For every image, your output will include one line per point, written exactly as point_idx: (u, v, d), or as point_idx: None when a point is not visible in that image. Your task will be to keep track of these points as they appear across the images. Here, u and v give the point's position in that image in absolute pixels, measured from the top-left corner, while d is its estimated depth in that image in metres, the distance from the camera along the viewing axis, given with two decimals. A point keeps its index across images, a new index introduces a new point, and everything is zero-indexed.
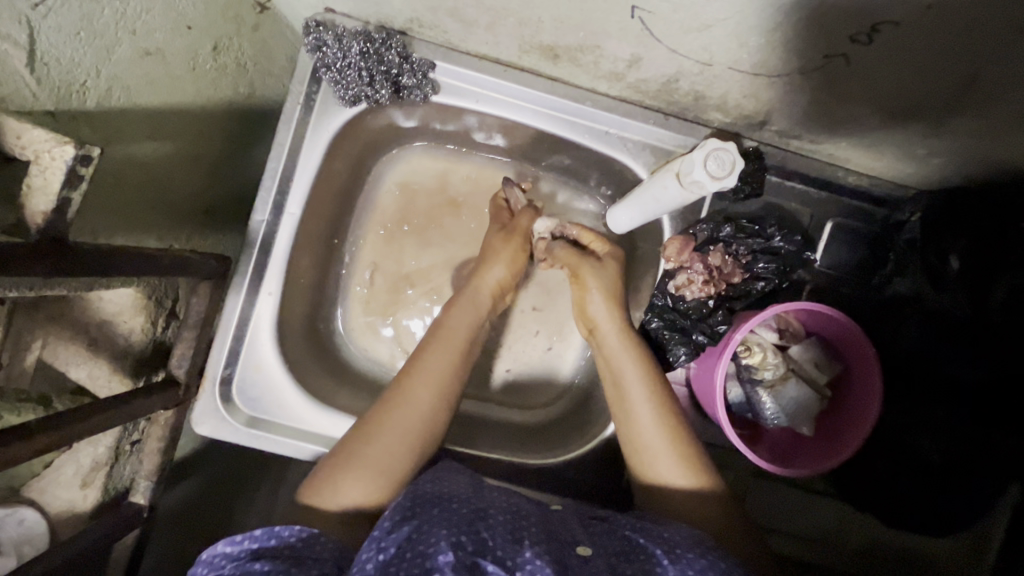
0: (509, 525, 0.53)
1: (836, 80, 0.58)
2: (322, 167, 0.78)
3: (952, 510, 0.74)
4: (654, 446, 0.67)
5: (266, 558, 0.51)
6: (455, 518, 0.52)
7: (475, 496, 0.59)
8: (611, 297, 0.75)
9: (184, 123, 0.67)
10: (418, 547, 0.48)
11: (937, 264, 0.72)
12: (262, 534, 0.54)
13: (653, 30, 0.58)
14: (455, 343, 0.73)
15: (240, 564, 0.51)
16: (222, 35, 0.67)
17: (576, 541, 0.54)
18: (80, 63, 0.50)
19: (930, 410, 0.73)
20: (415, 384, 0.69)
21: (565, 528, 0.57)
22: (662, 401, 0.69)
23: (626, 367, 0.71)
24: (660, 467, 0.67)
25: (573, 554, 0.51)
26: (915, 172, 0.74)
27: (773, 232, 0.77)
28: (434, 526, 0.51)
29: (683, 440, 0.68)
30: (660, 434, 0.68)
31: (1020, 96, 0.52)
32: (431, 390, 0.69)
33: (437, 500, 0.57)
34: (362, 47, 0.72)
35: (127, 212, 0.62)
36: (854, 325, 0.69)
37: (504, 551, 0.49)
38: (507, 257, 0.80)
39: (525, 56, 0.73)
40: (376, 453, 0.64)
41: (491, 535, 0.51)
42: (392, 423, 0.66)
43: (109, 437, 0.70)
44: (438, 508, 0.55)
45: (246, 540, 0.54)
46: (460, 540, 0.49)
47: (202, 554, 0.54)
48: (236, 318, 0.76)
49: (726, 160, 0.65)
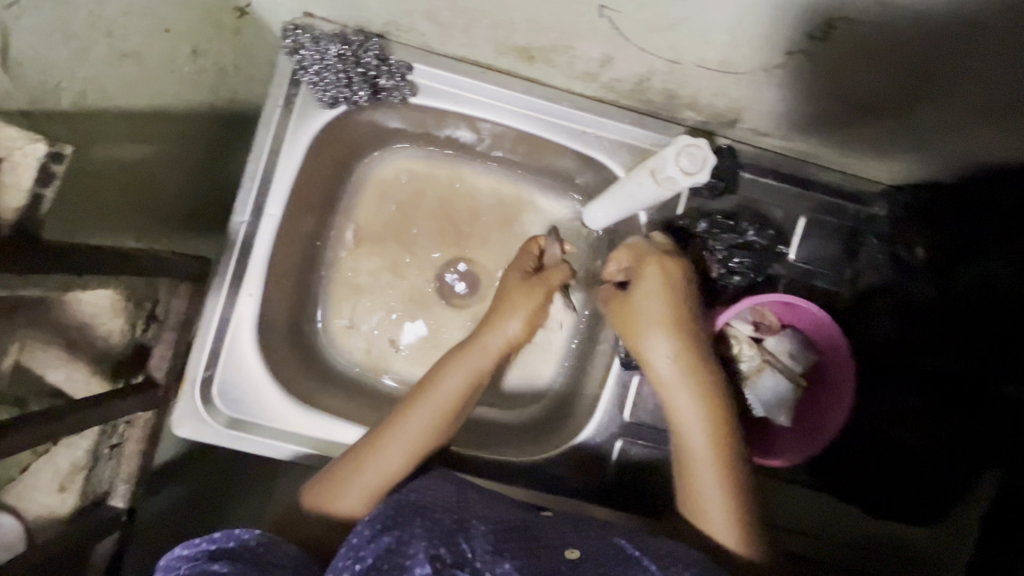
0: (489, 535, 0.54)
1: (800, 77, 0.60)
2: (302, 169, 0.78)
3: (928, 494, 0.77)
4: (705, 495, 0.63)
5: (225, 560, 0.51)
6: (437, 528, 0.53)
7: (459, 504, 0.59)
8: (678, 330, 0.65)
9: (161, 126, 0.67)
10: (396, 559, 0.49)
11: (904, 254, 0.77)
12: (222, 536, 0.53)
13: (622, 29, 0.59)
14: (441, 399, 0.68)
15: (196, 566, 0.50)
16: (201, 39, 0.68)
17: (563, 543, 0.56)
18: (53, 64, 0.50)
19: (906, 399, 0.75)
20: (404, 428, 0.66)
21: (551, 531, 0.58)
22: (717, 447, 0.63)
23: (679, 405, 0.65)
24: (711, 518, 0.63)
25: (560, 557, 0.53)
26: (881, 165, 0.76)
27: (746, 227, 0.78)
28: (413, 536, 0.52)
29: (732, 486, 0.63)
30: (715, 487, 0.63)
31: (972, 81, 0.54)
32: (419, 436, 0.66)
33: (421, 509, 0.57)
34: (340, 49, 0.73)
35: (106, 213, 0.62)
36: (824, 317, 0.72)
37: (481, 562, 0.50)
38: (524, 310, 0.75)
39: (502, 58, 0.74)
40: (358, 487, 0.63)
41: (470, 547, 0.52)
42: (371, 466, 0.64)
43: (87, 440, 0.70)
44: (419, 517, 0.55)
45: (203, 542, 0.53)
46: (438, 551, 0.50)
47: (159, 557, 0.52)
48: (217, 320, 0.76)
49: (698, 156, 0.65)
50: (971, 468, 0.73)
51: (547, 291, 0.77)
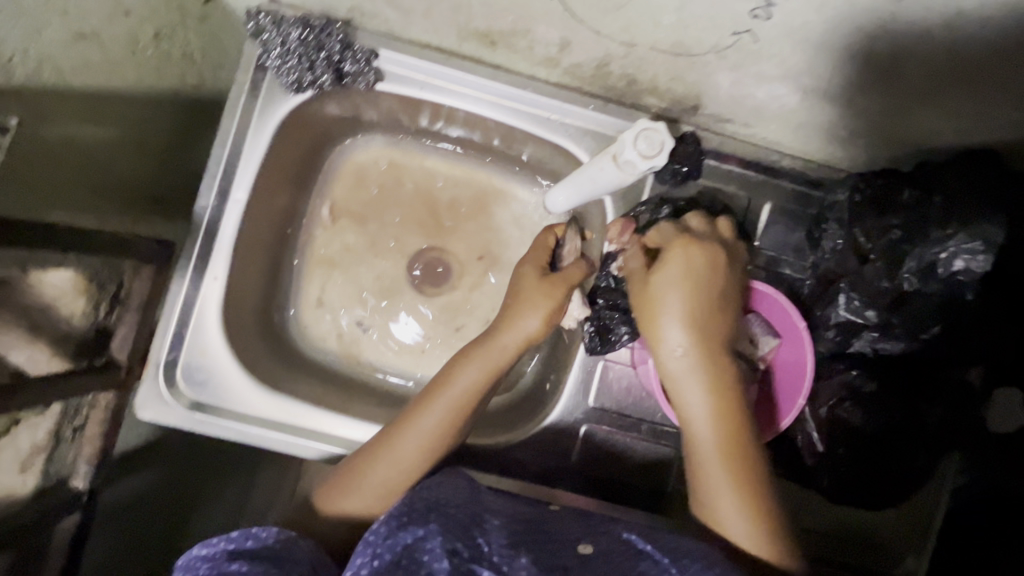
0: (504, 528, 0.56)
1: (752, 59, 0.61)
2: (269, 154, 0.79)
3: (888, 479, 0.77)
4: (720, 495, 0.62)
5: (244, 559, 0.52)
6: (452, 523, 0.55)
7: (471, 498, 0.60)
8: (694, 325, 0.64)
9: (121, 109, 0.67)
10: (414, 555, 0.52)
11: (861, 241, 0.74)
12: (239, 535, 0.54)
13: (575, 11, 0.60)
14: (454, 396, 0.67)
15: (218, 566, 0.52)
16: (163, 23, 0.69)
17: (573, 537, 0.57)
18: (4, 39, 0.51)
19: (862, 384, 0.75)
20: (416, 426, 0.66)
21: (560, 523, 0.60)
22: (731, 446, 0.63)
23: (694, 401, 0.64)
24: (726, 520, 0.61)
25: (575, 552, 0.55)
26: (842, 152, 0.77)
27: (708, 212, 0.79)
28: (432, 531, 0.53)
29: (748, 485, 0.62)
30: (727, 483, 0.62)
31: (917, 56, 0.55)
32: (429, 435, 0.66)
33: (435, 504, 0.58)
34: (301, 34, 0.73)
35: (63, 192, 0.63)
36: (785, 301, 0.75)
37: (498, 556, 0.52)
38: (541, 305, 0.71)
39: (465, 44, 0.75)
40: (371, 481, 0.65)
41: (486, 540, 0.54)
42: (383, 463, 0.65)
43: (48, 420, 0.71)
44: (434, 512, 0.56)
45: (221, 541, 0.54)
46: (455, 546, 0.52)
47: (180, 557, 0.54)
48: (181, 303, 0.76)
49: (656, 139, 0.68)
50: (933, 446, 0.75)
51: (568, 287, 0.73)
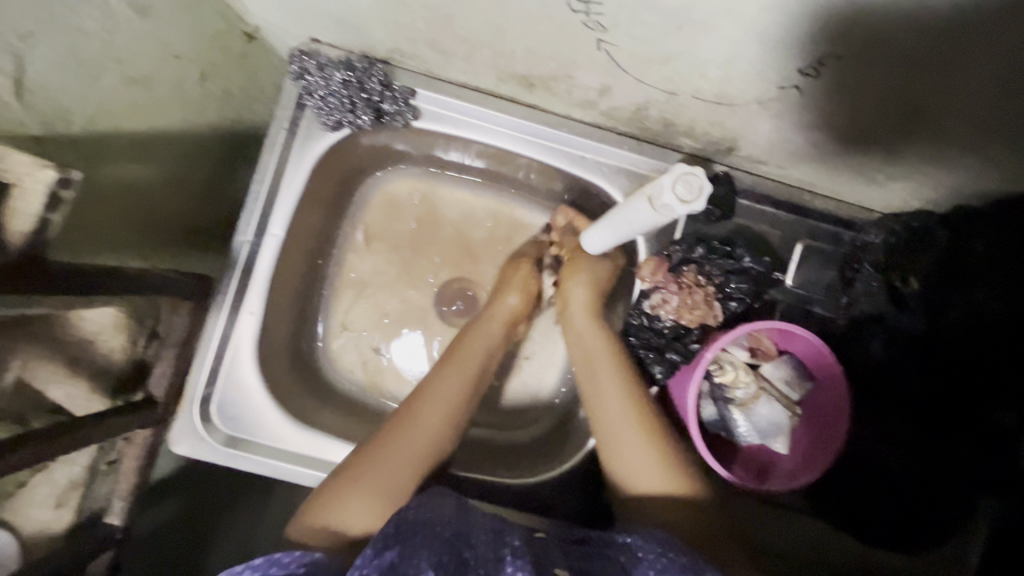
0: (493, 542, 0.51)
1: (794, 109, 0.61)
2: (305, 190, 0.80)
3: (920, 520, 0.76)
4: (635, 459, 0.67)
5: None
6: (438, 540, 0.50)
7: (460, 514, 0.55)
8: (593, 316, 0.78)
9: (167, 148, 0.68)
10: (398, 574, 0.46)
11: (898, 284, 0.74)
12: (263, 561, 0.49)
13: (619, 62, 0.60)
14: (470, 364, 0.73)
15: None
16: (209, 64, 0.70)
17: (556, 557, 0.52)
18: (65, 91, 0.52)
19: (895, 426, 0.75)
20: (429, 399, 0.67)
21: (552, 547, 0.54)
22: (643, 416, 0.69)
23: (604, 379, 0.72)
24: (642, 479, 0.66)
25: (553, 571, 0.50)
26: (877, 196, 0.77)
27: (743, 253, 0.79)
28: (417, 549, 0.49)
29: (663, 450, 0.67)
30: (648, 451, 0.67)
31: (961, 120, 0.55)
32: (443, 415, 0.67)
33: (419, 524, 0.53)
34: (344, 75, 0.74)
35: (110, 233, 0.63)
36: (823, 346, 0.71)
37: (485, 569, 0.47)
38: (518, 285, 0.82)
39: (503, 85, 0.76)
40: (382, 455, 0.61)
41: (473, 553, 0.49)
42: (400, 440, 0.63)
43: (85, 456, 0.71)
44: (419, 532, 0.51)
45: (246, 569, 0.49)
46: (442, 560, 0.47)
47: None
48: (218, 337, 0.76)
49: (695, 184, 0.64)
50: (960, 489, 0.74)
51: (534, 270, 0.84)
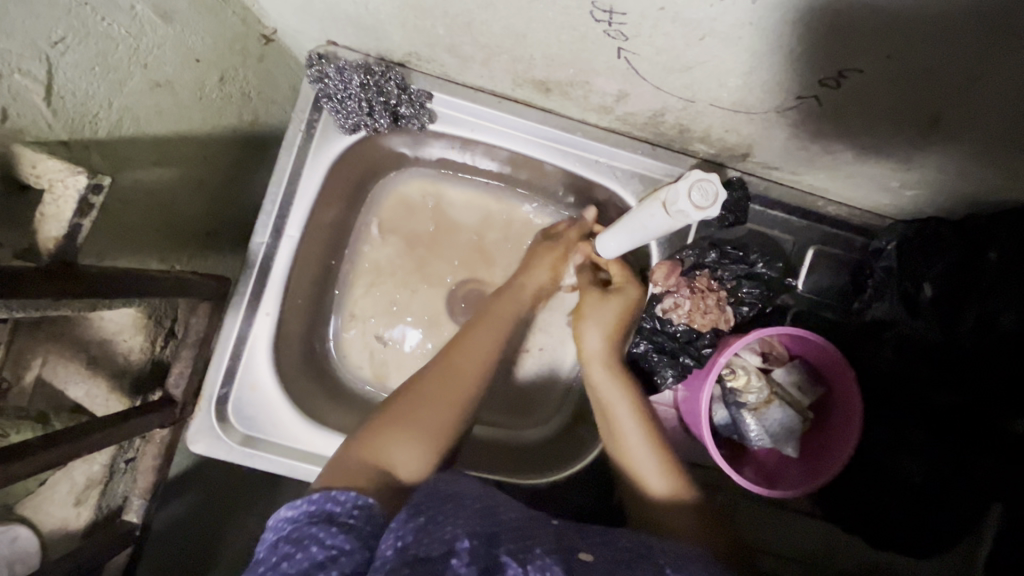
0: (521, 522, 0.54)
1: (811, 118, 0.62)
2: (321, 192, 0.80)
3: (940, 527, 0.76)
4: (643, 467, 0.71)
5: (322, 526, 0.48)
6: (470, 513, 0.52)
7: (486, 494, 0.59)
8: (609, 333, 0.77)
9: (187, 150, 0.69)
10: (436, 534, 0.47)
11: (912, 291, 0.75)
12: (321, 498, 0.51)
13: (638, 69, 0.61)
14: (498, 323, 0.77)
15: (302, 528, 0.48)
16: (228, 66, 0.70)
17: (580, 543, 0.54)
18: (93, 96, 0.53)
19: (909, 431, 0.76)
20: (467, 351, 0.71)
21: (575, 536, 0.56)
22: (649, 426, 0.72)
23: (614, 396, 0.74)
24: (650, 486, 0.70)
25: (577, 557, 0.50)
26: (890, 202, 0.77)
27: (756, 259, 0.80)
28: (450, 518, 0.51)
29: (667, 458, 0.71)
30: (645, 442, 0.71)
31: (978, 132, 0.56)
32: (479, 364, 0.71)
33: (450, 498, 0.56)
34: (362, 79, 0.75)
35: (131, 233, 0.64)
36: (836, 351, 0.72)
37: (515, 544, 0.49)
38: (549, 264, 0.85)
39: (519, 89, 0.76)
40: (421, 416, 0.64)
41: (502, 528, 0.51)
42: (438, 404, 0.65)
43: (104, 454, 0.72)
44: (450, 504, 0.54)
45: (304, 504, 0.51)
46: (474, 530, 0.49)
47: (267, 520, 0.51)
48: (234, 338, 0.77)
49: (710, 190, 0.63)
50: (969, 498, 0.74)
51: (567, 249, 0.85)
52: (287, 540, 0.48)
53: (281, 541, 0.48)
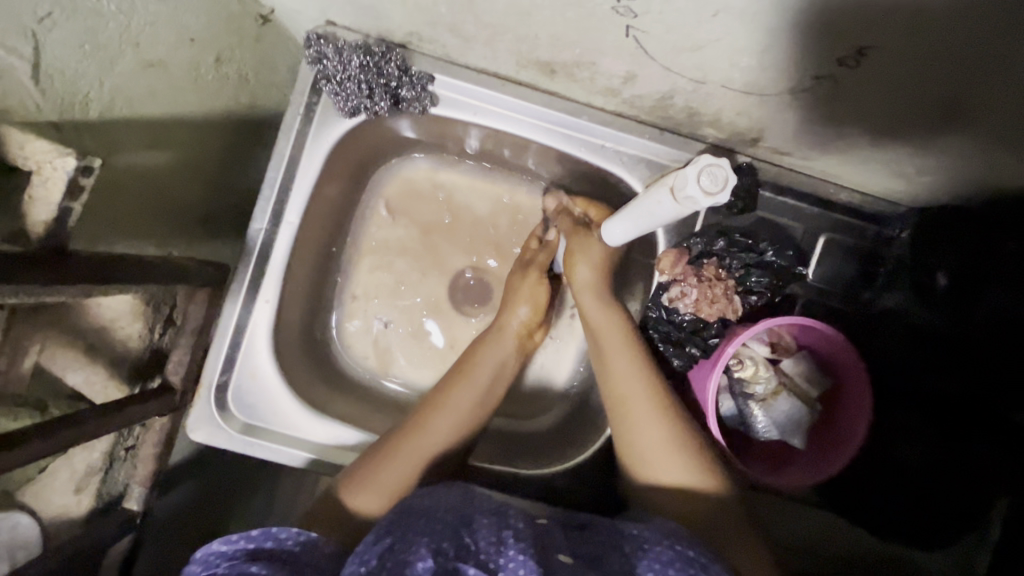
0: (494, 525, 0.50)
1: (825, 101, 0.59)
2: (321, 177, 0.79)
3: (942, 521, 0.75)
4: (645, 426, 0.68)
5: (262, 562, 0.49)
6: (439, 525, 0.50)
7: (463, 500, 0.55)
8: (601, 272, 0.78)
9: (182, 133, 0.67)
10: (399, 556, 0.46)
11: (926, 281, 0.74)
12: (259, 535, 0.51)
13: (647, 48, 0.59)
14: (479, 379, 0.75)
15: (235, 566, 0.48)
16: (224, 46, 0.68)
17: (558, 545, 0.51)
18: (84, 75, 0.51)
19: (915, 424, 0.75)
20: (438, 415, 0.71)
21: (552, 535, 0.53)
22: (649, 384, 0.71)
23: (610, 346, 0.74)
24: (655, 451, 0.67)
25: (555, 561, 0.49)
26: (905, 190, 0.75)
27: (765, 247, 0.78)
28: (415, 535, 0.49)
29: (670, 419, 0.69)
30: (658, 426, 0.67)
31: (1001, 116, 0.53)
32: (449, 424, 0.71)
33: (423, 510, 0.53)
34: (362, 60, 0.73)
35: (126, 218, 0.63)
36: (842, 339, 0.70)
37: (486, 554, 0.47)
38: (528, 297, 0.81)
39: (523, 71, 0.74)
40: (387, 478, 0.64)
41: (474, 539, 0.48)
42: (444, 416, 0.71)
43: (104, 442, 0.71)
44: (422, 518, 0.52)
45: (241, 540, 0.51)
46: (439, 546, 0.47)
47: (195, 552, 0.51)
48: (233, 325, 0.76)
49: (720, 176, 0.61)
50: (972, 493, 0.73)
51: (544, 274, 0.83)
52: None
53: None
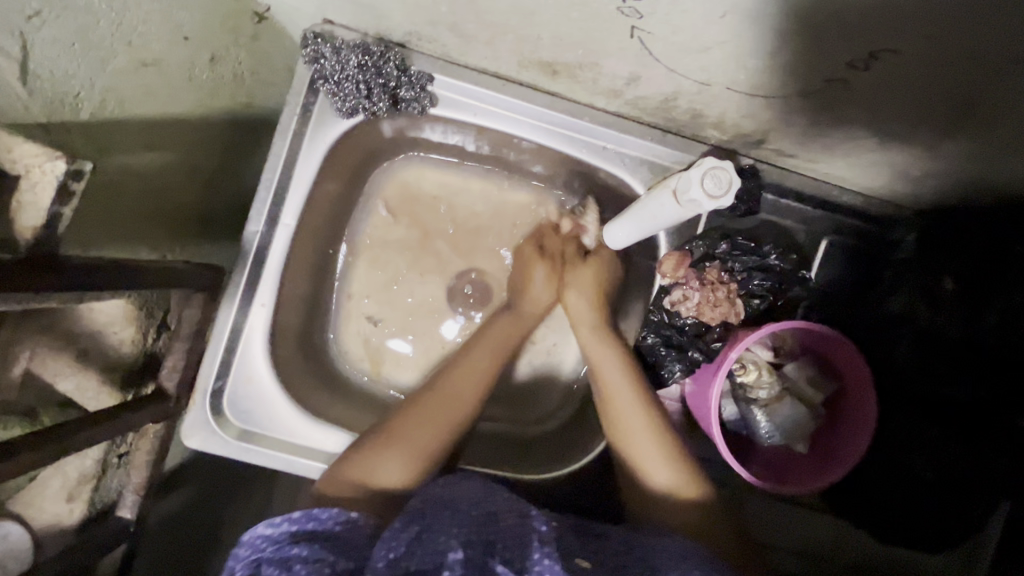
0: (520, 527, 0.50)
1: (832, 103, 0.59)
2: (319, 178, 0.77)
3: (949, 526, 0.75)
4: (643, 445, 0.68)
5: (307, 543, 0.48)
6: (467, 521, 0.49)
7: (486, 497, 0.54)
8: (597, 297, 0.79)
9: (177, 134, 0.65)
10: (431, 544, 0.46)
11: (932, 283, 0.72)
12: (304, 517, 0.51)
13: (652, 50, 0.58)
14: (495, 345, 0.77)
15: (281, 550, 0.48)
16: (219, 45, 0.67)
17: (580, 549, 0.50)
18: (74, 75, 0.49)
19: (924, 428, 0.73)
20: (455, 380, 0.71)
21: (572, 540, 0.51)
22: (648, 403, 0.71)
23: (607, 365, 0.74)
24: (654, 470, 0.67)
25: (576, 564, 0.48)
26: (909, 192, 0.74)
27: (769, 251, 0.78)
28: (447, 526, 0.48)
29: (668, 436, 0.69)
30: (649, 430, 0.69)
31: (1012, 120, 0.53)
32: (470, 389, 0.71)
33: (450, 502, 0.52)
34: (361, 59, 0.71)
35: (119, 221, 0.61)
36: (845, 339, 0.69)
37: (513, 552, 0.47)
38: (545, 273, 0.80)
39: (524, 71, 0.72)
40: (415, 439, 0.65)
41: (500, 538, 0.48)
42: (462, 380, 0.72)
43: (97, 450, 0.70)
44: (448, 510, 0.51)
45: (287, 522, 0.51)
46: (470, 538, 0.47)
47: (243, 536, 0.51)
48: (229, 330, 0.75)
49: (723, 179, 0.61)
50: (979, 498, 0.72)
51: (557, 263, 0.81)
52: (269, 561, 0.47)
53: (263, 562, 0.48)
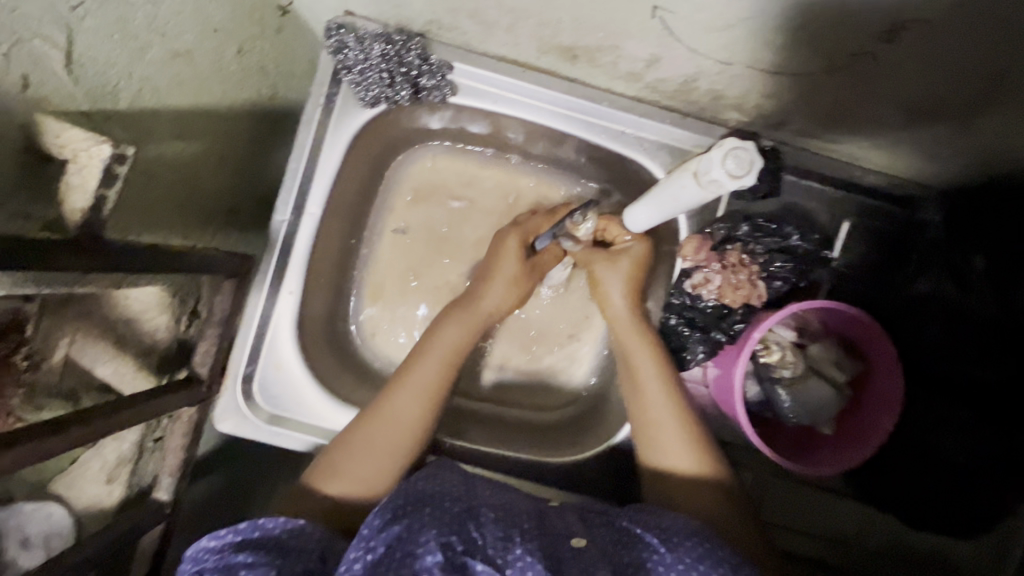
0: (502, 522, 0.51)
1: (856, 79, 0.59)
2: (342, 167, 0.79)
3: (985, 511, 0.73)
4: (662, 423, 0.71)
5: (251, 550, 0.52)
6: (448, 516, 0.50)
7: (468, 493, 0.56)
8: (631, 290, 0.78)
9: (208, 124, 0.67)
10: (407, 547, 0.47)
11: (961, 264, 0.73)
12: (246, 526, 0.54)
13: (674, 30, 0.58)
14: (442, 350, 0.74)
15: (223, 557, 0.51)
16: (246, 38, 0.68)
17: (572, 531, 0.53)
18: (113, 64, 0.51)
19: (954, 411, 0.72)
20: (401, 395, 0.70)
21: (559, 517, 0.55)
22: (672, 385, 0.73)
23: (637, 350, 0.75)
24: (670, 452, 0.70)
25: (568, 547, 0.50)
26: (933, 170, 0.74)
27: (791, 231, 0.77)
28: (426, 523, 0.49)
29: (692, 424, 0.71)
30: (670, 412, 0.71)
31: None
32: (417, 402, 0.70)
33: (430, 498, 0.54)
34: (384, 48, 0.73)
35: (156, 211, 0.64)
36: (872, 324, 0.69)
37: (494, 549, 0.47)
38: (507, 279, 0.79)
39: (544, 57, 0.73)
40: (358, 464, 0.66)
41: (481, 533, 0.49)
42: (406, 392, 0.71)
43: (133, 433, 0.72)
44: (428, 506, 0.52)
45: (229, 533, 0.53)
46: (449, 539, 0.47)
47: (188, 551, 0.54)
48: (259, 316, 0.77)
49: (745, 159, 0.58)
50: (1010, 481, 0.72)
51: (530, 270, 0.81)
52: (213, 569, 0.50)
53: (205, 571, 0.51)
